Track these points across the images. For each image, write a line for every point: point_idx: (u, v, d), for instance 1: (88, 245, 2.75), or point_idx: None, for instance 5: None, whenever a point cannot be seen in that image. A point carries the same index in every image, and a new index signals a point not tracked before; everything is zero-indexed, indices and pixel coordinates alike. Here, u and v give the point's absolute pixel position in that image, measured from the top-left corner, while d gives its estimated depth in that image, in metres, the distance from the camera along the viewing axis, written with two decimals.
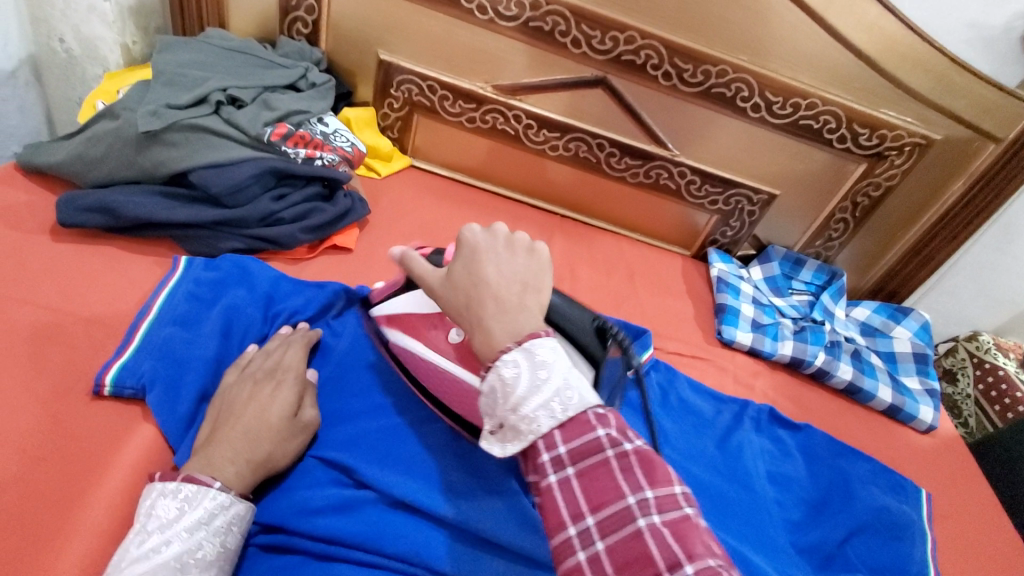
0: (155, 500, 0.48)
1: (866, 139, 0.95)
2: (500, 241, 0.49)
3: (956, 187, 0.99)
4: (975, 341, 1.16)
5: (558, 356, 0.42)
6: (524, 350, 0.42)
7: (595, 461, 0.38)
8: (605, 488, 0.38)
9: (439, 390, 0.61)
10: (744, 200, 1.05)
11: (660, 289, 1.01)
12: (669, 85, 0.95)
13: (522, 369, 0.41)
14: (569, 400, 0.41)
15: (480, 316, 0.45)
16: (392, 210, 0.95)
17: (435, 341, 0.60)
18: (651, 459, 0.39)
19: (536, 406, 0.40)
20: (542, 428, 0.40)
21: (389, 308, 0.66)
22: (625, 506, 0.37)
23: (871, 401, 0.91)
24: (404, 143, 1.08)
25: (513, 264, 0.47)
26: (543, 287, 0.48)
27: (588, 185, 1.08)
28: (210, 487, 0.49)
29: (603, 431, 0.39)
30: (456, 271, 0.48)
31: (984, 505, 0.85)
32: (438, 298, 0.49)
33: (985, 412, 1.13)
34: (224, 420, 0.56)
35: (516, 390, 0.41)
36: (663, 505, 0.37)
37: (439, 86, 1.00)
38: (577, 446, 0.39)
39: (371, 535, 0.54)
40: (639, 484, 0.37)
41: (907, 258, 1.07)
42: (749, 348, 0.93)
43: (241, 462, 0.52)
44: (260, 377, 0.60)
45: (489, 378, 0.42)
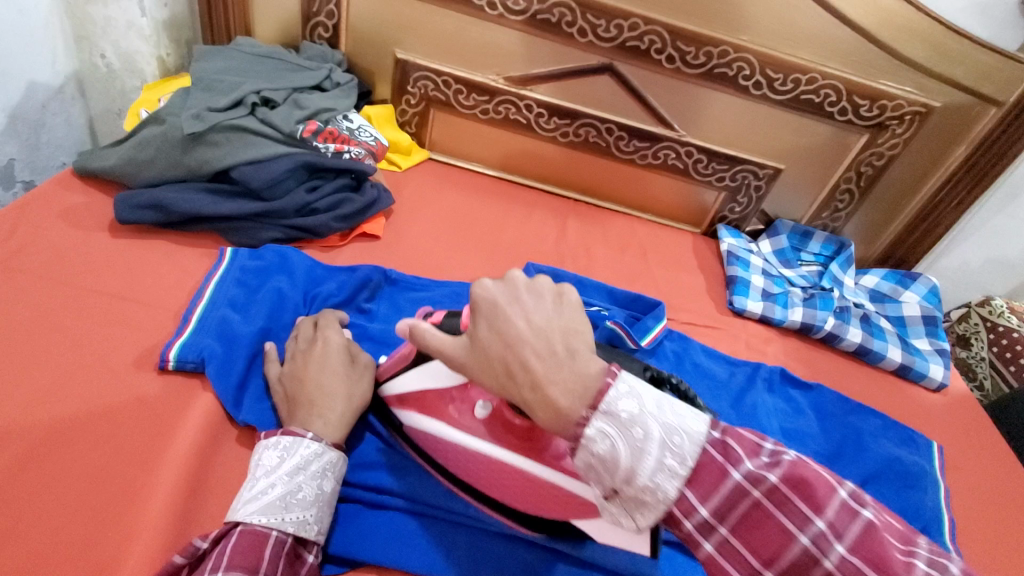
0: (260, 452, 0.55)
1: (867, 110, 0.99)
2: (520, 288, 0.45)
3: (959, 152, 1.02)
4: (988, 305, 1.18)
5: (644, 398, 0.41)
6: (605, 415, 0.40)
7: (747, 511, 0.39)
8: (769, 535, 0.39)
9: (450, 463, 0.60)
10: (750, 175, 1.09)
11: (672, 265, 1.05)
12: (673, 68, 0.99)
13: (614, 437, 0.39)
14: (680, 450, 0.40)
15: (533, 381, 0.41)
16: (415, 200, 1.01)
17: (462, 422, 0.59)
18: (799, 479, 0.39)
19: (650, 471, 0.39)
20: (667, 491, 0.39)
21: (401, 386, 0.63)
22: (802, 548, 0.38)
23: (881, 362, 0.95)
24: (422, 137, 1.14)
25: (544, 311, 0.44)
26: (584, 328, 0.44)
27: (599, 168, 1.12)
28: (304, 437, 0.55)
29: (738, 474, 0.40)
30: (480, 334, 0.44)
31: (997, 456, 0.88)
32: (469, 364, 0.45)
33: (1001, 374, 1.14)
34: (295, 388, 0.61)
35: (624, 462, 0.39)
36: (840, 527, 0.38)
37: (454, 81, 1.06)
38: (718, 503, 0.40)
39: (414, 485, 0.63)
40: (804, 517, 0.38)
41: (913, 225, 1.10)
42: (760, 316, 0.97)
43: (326, 414, 0.59)
44: (306, 346, 0.65)
45: (584, 458, 0.40)
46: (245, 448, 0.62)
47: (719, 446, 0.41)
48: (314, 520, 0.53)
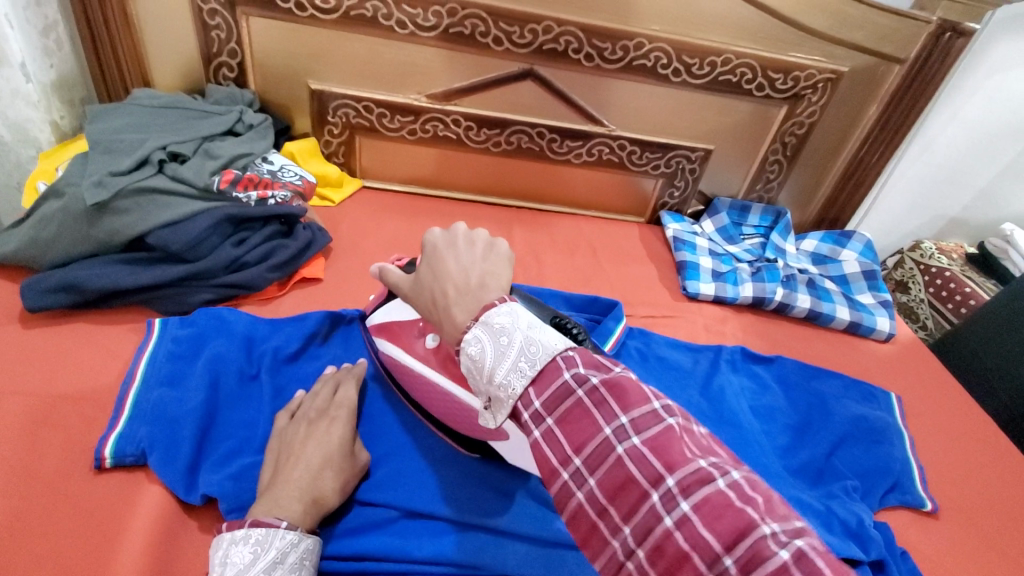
0: (227, 549, 0.49)
1: (782, 83, 1.02)
2: (458, 238, 0.51)
3: (872, 111, 1.06)
4: (919, 249, 1.26)
5: (518, 318, 0.43)
6: (482, 324, 0.43)
7: (569, 406, 0.39)
8: (582, 427, 0.38)
9: (423, 396, 0.66)
10: (683, 160, 1.11)
11: (623, 259, 1.06)
12: (593, 66, 0.99)
13: (484, 341, 0.42)
14: (534, 355, 0.41)
15: (445, 305, 0.47)
16: (353, 234, 0.97)
17: (416, 350, 0.65)
18: (619, 382, 0.39)
19: (507, 371, 0.41)
20: (515, 390, 0.41)
21: (380, 318, 0.70)
22: (604, 437, 0.38)
23: (832, 323, 0.98)
24: (351, 167, 1.10)
25: (473, 255, 0.49)
26: (504, 275, 0.49)
27: (537, 173, 1.11)
28: (279, 527, 0.51)
29: (569, 373, 0.40)
30: (421, 271, 0.51)
31: (949, 395, 0.92)
32: (410, 295, 0.53)
33: (941, 313, 1.22)
34: (286, 459, 0.59)
35: (486, 363, 0.42)
36: (642, 424, 0.38)
37: (376, 105, 1.02)
38: (549, 395, 0.40)
39: (394, 545, 0.59)
40: (614, 412, 0.38)
41: (841, 184, 1.15)
42: (714, 297, 0.99)
43: (306, 500, 0.55)
44: (314, 416, 0.63)
45: (461, 360, 0.44)
46: (209, 535, 0.58)
47: (568, 359, 0.41)
48: None
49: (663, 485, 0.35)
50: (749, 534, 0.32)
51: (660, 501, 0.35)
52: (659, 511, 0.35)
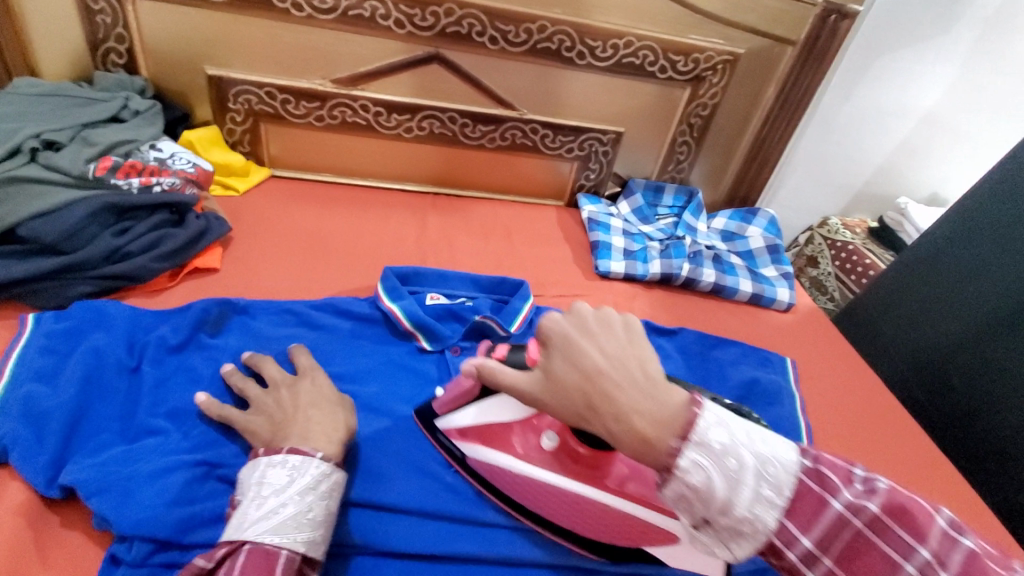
0: (264, 469, 0.52)
1: (683, 65, 1.05)
2: (589, 321, 0.49)
3: (770, 91, 1.11)
4: (826, 225, 1.33)
5: (728, 430, 0.42)
6: (698, 445, 0.41)
7: (802, 493, 0.41)
8: (872, 562, 0.39)
9: (538, 503, 0.61)
10: (596, 143, 1.13)
11: (538, 240, 1.07)
12: (498, 49, 0.99)
13: (708, 466, 0.41)
14: (774, 480, 0.41)
15: (616, 403, 0.44)
16: (257, 222, 0.95)
17: (529, 452, 0.63)
18: (898, 507, 0.40)
19: (747, 504, 0.40)
20: (764, 522, 0.40)
21: (458, 422, 0.65)
22: (907, 573, 0.39)
23: (736, 295, 1.02)
24: (259, 156, 1.07)
25: (617, 341, 0.47)
26: (650, 353, 0.47)
27: (452, 158, 1.11)
28: (315, 457, 0.53)
29: (838, 502, 0.41)
30: (555, 367, 0.47)
31: (843, 358, 0.98)
32: (546, 398, 0.48)
33: (846, 285, 1.30)
34: (289, 421, 0.58)
35: (718, 494, 0.40)
36: (943, 554, 0.39)
37: (278, 91, 1.00)
38: (821, 531, 0.40)
39: None
40: (910, 544, 0.39)
41: (747, 163, 1.20)
42: (624, 275, 1.01)
43: (332, 441, 0.57)
44: (291, 381, 0.63)
45: (674, 489, 0.41)
46: (78, 532, 0.55)
47: (813, 474, 0.42)
48: (321, 539, 0.51)
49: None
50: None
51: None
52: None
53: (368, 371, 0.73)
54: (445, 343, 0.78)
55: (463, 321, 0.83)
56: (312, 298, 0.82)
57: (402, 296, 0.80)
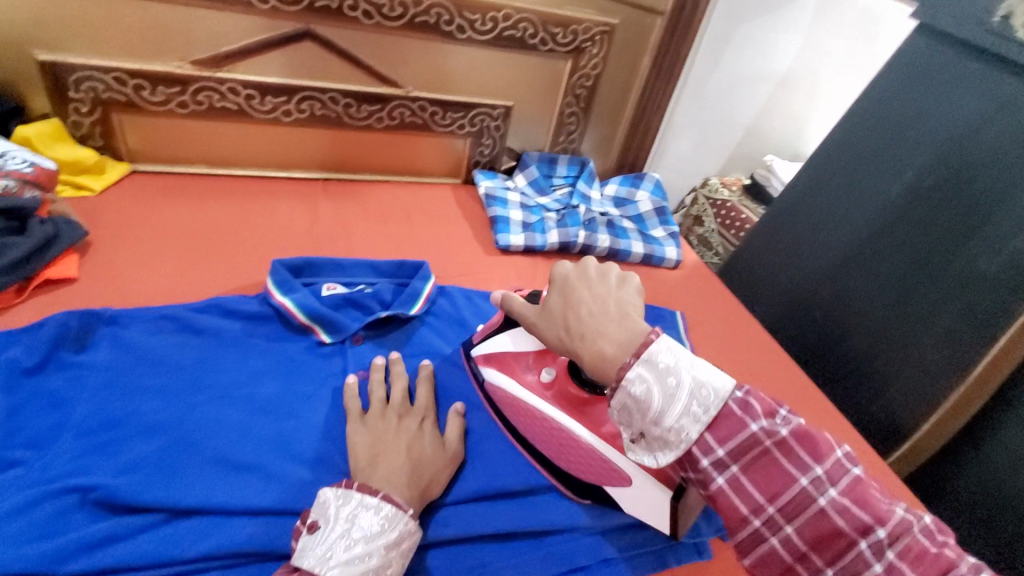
0: (357, 508, 0.52)
1: (563, 37, 1.07)
2: (592, 271, 0.59)
3: (646, 61, 1.17)
4: (708, 186, 1.44)
5: (681, 356, 0.49)
6: (646, 363, 0.49)
7: (757, 455, 0.46)
8: (774, 475, 0.46)
9: (531, 430, 0.67)
10: (487, 118, 1.13)
11: (437, 220, 1.06)
12: (374, 24, 0.95)
13: (651, 382, 0.48)
14: (705, 400, 0.47)
15: (580, 333, 0.55)
16: (118, 224, 0.86)
17: (529, 382, 0.68)
18: (805, 436, 0.46)
19: (676, 415, 0.47)
20: (688, 433, 0.47)
21: (488, 348, 0.72)
22: (802, 488, 0.45)
23: (630, 257, 1.08)
24: (115, 150, 0.96)
25: (606, 288, 0.57)
26: (635, 302, 0.56)
27: (339, 141, 1.07)
28: (405, 513, 0.53)
29: (755, 425, 0.46)
30: (554, 302, 0.59)
31: (725, 306, 1.08)
32: (540, 324, 0.61)
33: (727, 240, 1.41)
34: (380, 449, 0.60)
35: (653, 404, 0.48)
36: (835, 476, 0.45)
37: (129, 76, 0.90)
38: (735, 445, 0.46)
39: (159, 549, 0.52)
40: (807, 464, 0.45)
41: (632, 132, 1.26)
42: (524, 247, 1.03)
43: (405, 487, 0.57)
44: (401, 414, 0.65)
45: (620, 398, 0.49)
46: None
47: (740, 403, 0.47)
48: None
49: (873, 535, 0.43)
50: (953, 573, 0.41)
51: (870, 550, 0.43)
52: (869, 556, 0.43)
53: (266, 370, 0.69)
54: (346, 334, 0.76)
55: (366, 310, 0.81)
56: (191, 302, 0.77)
57: (296, 289, 0.76)
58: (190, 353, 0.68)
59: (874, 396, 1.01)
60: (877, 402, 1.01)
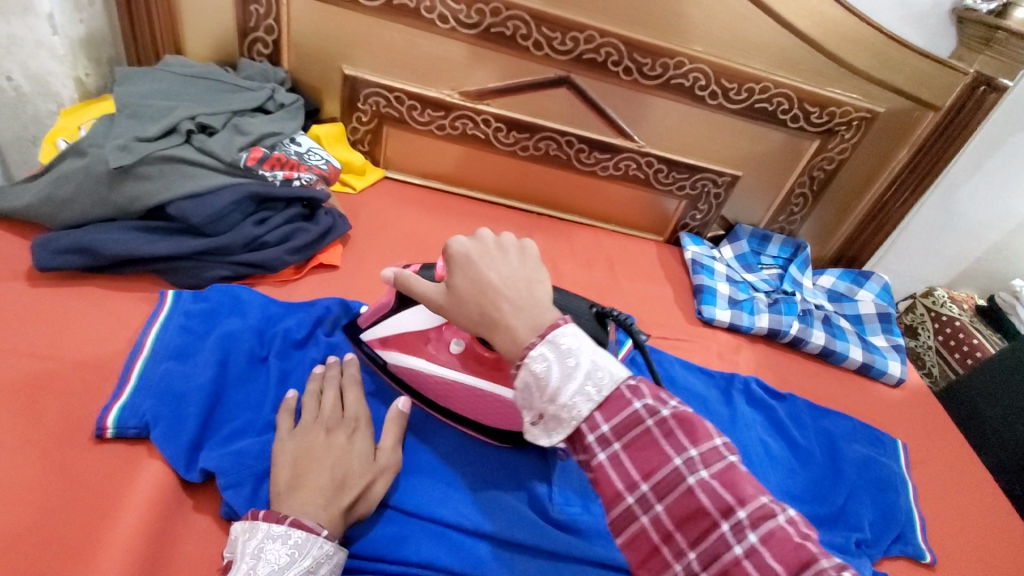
0: (264, 542, 0.48)
1: (817, 117, 1.01)
2: (490, 246, 0.51)
3: (902, 155, 1.06)
4: (931, 296, 1.26)
5: (581, 340, 0.45)
6: (550, 343, 0.44)
7: (638, 432, 0.42)
8: (653, 456, 0.42)
9: (451, 402, 0.67)
10: (709, 183, 1.10)
11: (640, 276, 1.05)
12: (630, 80, 0.98)
13: (551, 359, 0.44)
14: (601, 381, 0.44)
15: (499, 316, 0.47)
16: (372, 224, 0.96)
17: (438, 356, 0.66)
18: (689, 416, 0.43)
19: (571, 393, 0.43)
20: (582, 411, 0.43)
21: (382, 331, 0.68)
22: (675, 467, 0.42)
23: (844, 362, 0.98)
24: (375, 156, 1.09)
25: (510, 264, 0.50)
26: (543, 278, 0.50)
27: (561, 181, 1.11)
28: (319, 535, 0.50)
29: (639, 403, 0.43)
30: (456, 282, 0.51)
31: (954, 446, 0.92)
32: (449, 310, 0.52)
33: (947, 361, 1.22)
34: (303, 463, 0.55)
35: (551, 381, 0.43)
36: (708, 459, 0.41)
37: (408, 97, 1.01)
38: (619, 421, 0.43)
39: (389, 545, 0.58)
40: (683, 444, 0.42)
41: (862, 225, 1.14)
42: (728, 324, 0.98)
43: (331, 509, 0.53)
44: (331, 424, 0.60)
45: (522, 376, 0.44)
46: (206, 518, 0.56)
47: (633, 388, 0.44)
48: None
49: (732, 516, 0.39)
50: (811, 567, 0.36)
51: (730, 532, 0.39)
52: (728, 539, 0.39)
53: None
54: None
55: None
56: None
57: None
58: None
59: None
60: None
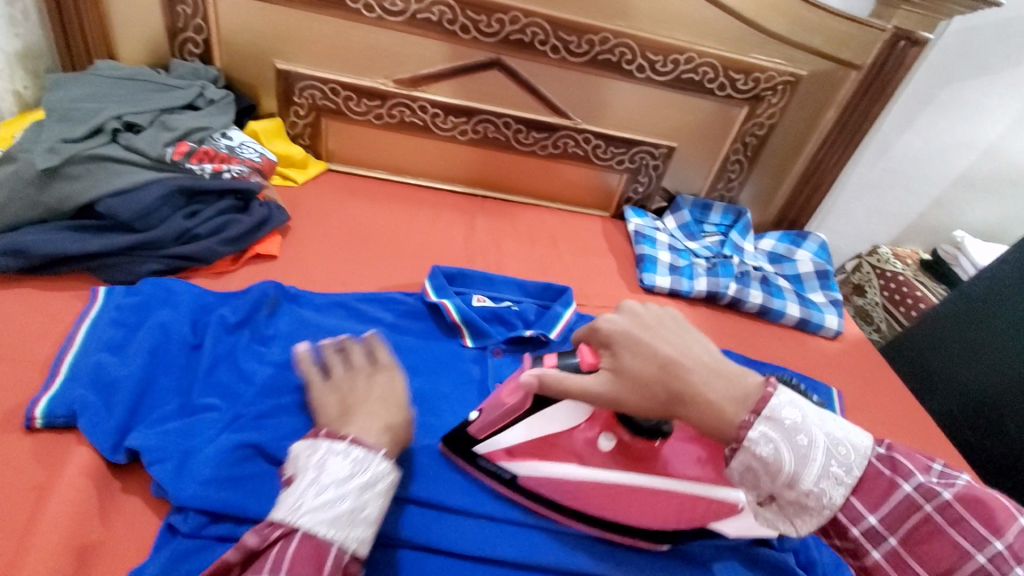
0: (326, 456, 0.50)
1: (742, 84, 1.04)
2: (642, 316, 0.55)
3: (830, 115, 1.09)
4: (876, 254, 1.30)
5: (801, 412, 0.48)
6: (769, 420, 0.47)
7: (917, 521, 0.47)
8: (940, 548, 0.46)
9: (593, 505, 0.59)
10: (647, 156, 1.13)
11: (584, 250, 1.08)
12: (559, 58, 1.00)
13: (777, 441, 0.47)
14: (845, 459, 0.48)
15: (692, 391, 0.49)
16: (313, 214, 0.97)
17: (589, 456, 0.59)
18: (975, 500, 0.46)
19: (815, 477, 0.47)
20: (834, 499, 0.47)
21: (504, 441, 0.59)
22: (979, 563, 0.44)
23: (782, 319, 1.01)
24: (317, 149, 1.10)
25: (669, 330, 0.53)
26: (701, 338, 0.54)
27: (502, 163, 1.13)
28: (378, 453, 0.51)
29: (909, 486, 0.47)
30: (624, 360, 0.52)
31: (890, 391, 0.95)
32: (624, 395, 0.51)
33: (894, 316, 1.26)
34: (355, 405, 0.57)
35: (784, 467, 0.46)
36: (1018, 549, 0.43)
37: (342, 87, 1.03)
38: (888, 512, 0.47)
39: None
40: (981, 534, 0.44)
41: (799, 188, 1.18)
42: (669, 290, 1.01)
43: (387, 435, 0.55)
44: (366, 370, 0.61)
45: (742, 459, 0.47)
46: (137, 498, 0.57)
47: (886, 460, 0.49)
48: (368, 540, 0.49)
49: None
50: None
51: None
52: None
53: (417, 367, 0.74)
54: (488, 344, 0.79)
55: (510, 326, 0.83)
56: (360, 291, 0.84)
57: (450, 294, 0.82)
58: (361, 338, 0.76)
59: None
60: None
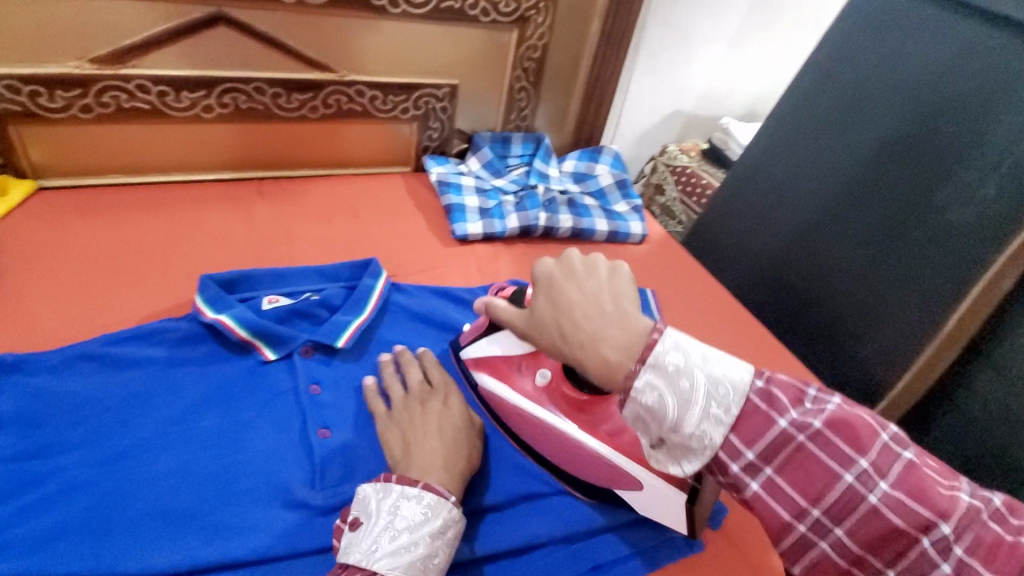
0: (398, 501, 0.52)
1: (504, 6, 1.00)
2: (576, 265, 0.55)
3: (595, 28, 1.09)
4: (666, 153, 1.42)
5: (681, 348, 0.46)
6: (653, 367, 0.45)
7: (739, 405, 0.44)
8: (753, 422, 0.44)
9: (522, 429, 0.66)
10: (431, 99, 1.05)
11: (389, 215, 1.00)
12: (295, 2, 0.86)
13: (661, 388, 0.44)
14: (723, 399, 0.44)
15: (591, 349, 0.49)
16: (29, 252, 0.76)
17: (524, 387, 0.67)
18: (782, 384, 0.44)
19: (696, 421, 0.44)
20: (715, 440, 0.44)
21: (480, 352, 0.70)
22: (781, 430, 0.43)
23: (594, 235, 1.05)
24: (15, 167, 0.85)
25: (600, 283, 0.53)
26: (632, 294, 0.52)
27: (271, 136, 0.98)
28: (449, 499, 0.53)
29: (784, 421, 0.43)
30: (539, 303, 0.55)
31: (693, 278, 1.05)
32: (533, 333, 0.56)
33: (690, 207, 1.39)
34: (412, 434, 0.61)
35: (666, 413, 0.44)
36: (816, 415, 0.43)
37: (22, 82, 0.78)
38: (728, 410, 0.44)
39: None
40: (786, 407, 0.43)
41: (587, 103, 1.19)
42: (483, 235, 0.99)
43: (448, 467, 0.57)
44: (425, 397, 0.65)
45: (630, 409, 0.45)
46: None
47: (763, 394, 0.44)
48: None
49: (857, 467, 0.41)
50: (949, 497, 0.40)
51: (858, 482, 0.41)
52: (861, 492, 0.41)
53: (210, 404, 0.63)
54: (293, 345, 0.70)
55: (315, 319, 0.74)
56: (114, 332, 0.68)
57: (231, 304, 0.70)
58: (124, 390, 0.62)
59: (848, 358, 0.98)
60: (851, 364, 0.98)
